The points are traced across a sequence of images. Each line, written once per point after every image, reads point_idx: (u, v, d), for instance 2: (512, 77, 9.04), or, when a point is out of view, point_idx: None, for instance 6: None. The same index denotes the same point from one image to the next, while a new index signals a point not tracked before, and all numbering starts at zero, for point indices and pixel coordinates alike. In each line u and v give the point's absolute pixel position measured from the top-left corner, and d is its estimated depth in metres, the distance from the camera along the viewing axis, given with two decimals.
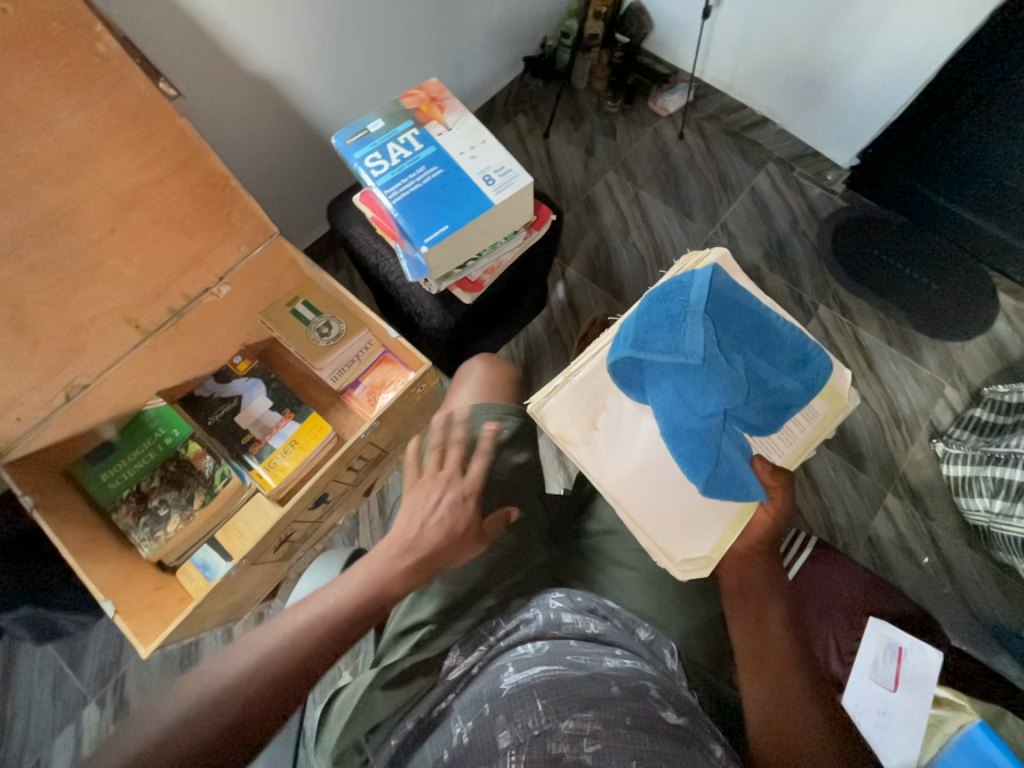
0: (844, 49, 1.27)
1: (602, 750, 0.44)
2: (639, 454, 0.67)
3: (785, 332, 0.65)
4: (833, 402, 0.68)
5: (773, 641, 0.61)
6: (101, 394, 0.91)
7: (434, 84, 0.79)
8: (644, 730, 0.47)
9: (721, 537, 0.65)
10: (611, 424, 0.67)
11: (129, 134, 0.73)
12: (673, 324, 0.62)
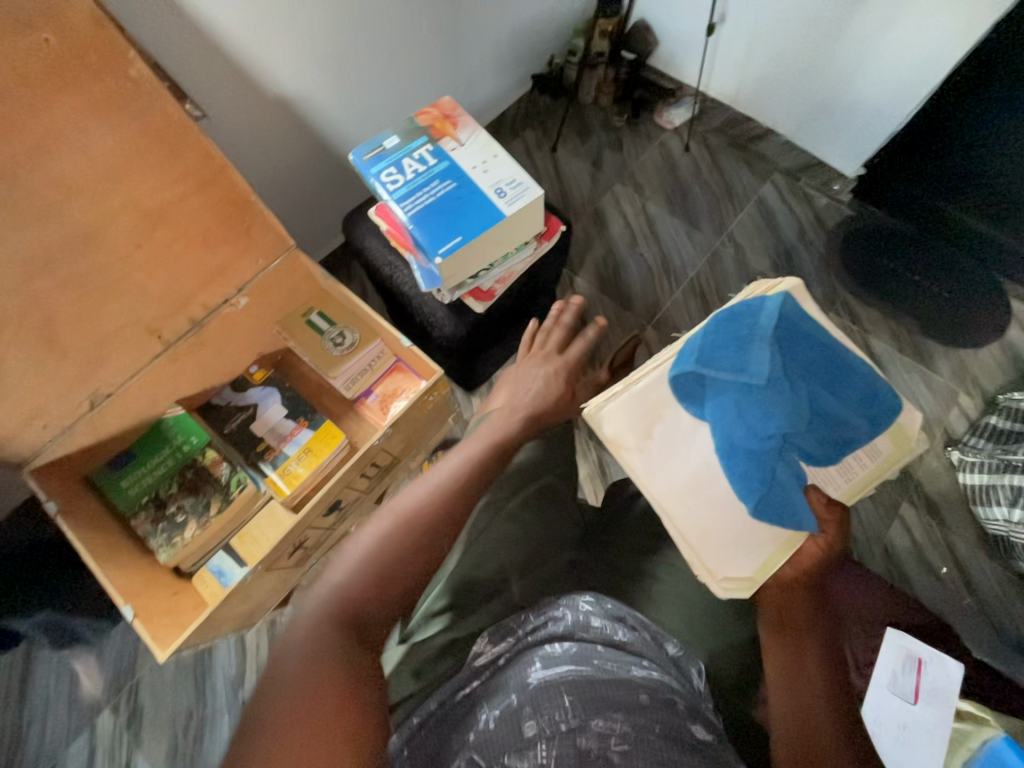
0: (847, 62, 1.29)
1: (629, 751, 0.48)
2: (693, 468, 0.68)
3: (856, 368, 0.65)
4: (899, 442, 0.67)
5: (811, 684, 0.59)
6: (123, 402, 0.93)
7: (447, 102, 0.82)
8: (671, 738, 0.51)
9: (769, 557, 0.67)
10: (670, 438, 0.69)
11: (158, 154, 0.76)
12: (740, 347, 0.64)
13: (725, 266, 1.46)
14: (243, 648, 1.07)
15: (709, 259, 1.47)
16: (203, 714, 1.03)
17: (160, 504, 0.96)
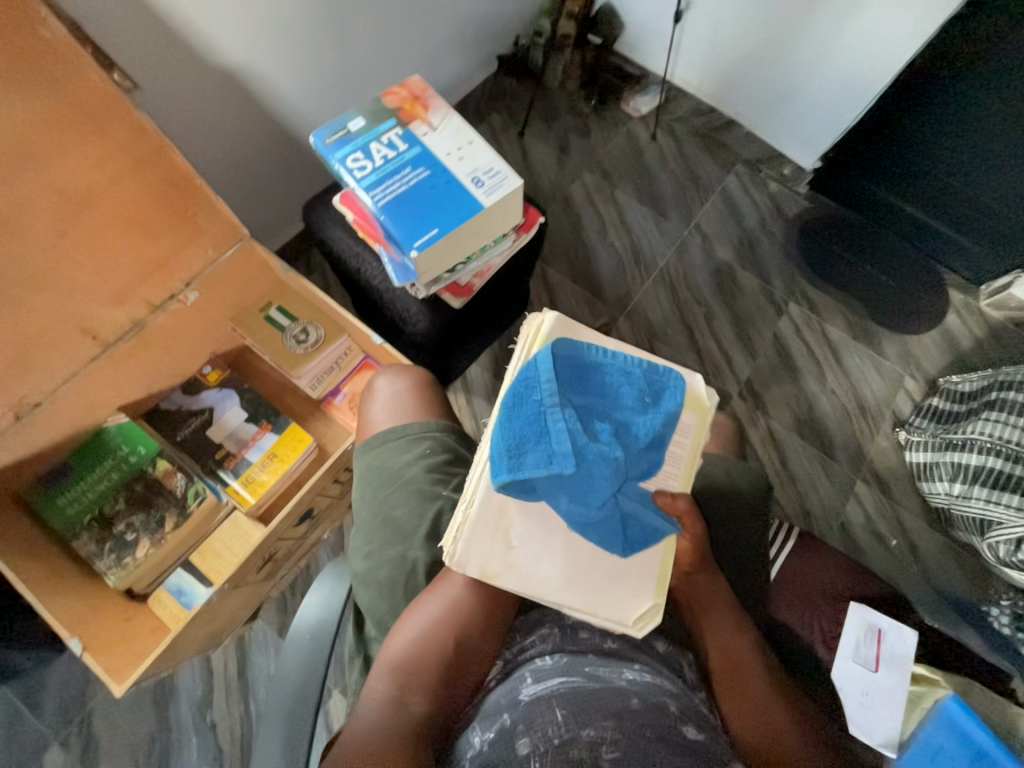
0: (807, 55, 1.32)
1: (621, 757, 0.46)
2: (559, 544, 0.60)
3: (620, 369, 0.62)
4: (696, 406, 0.65)
5: (738, 650, 0.62)
6: (55, 411, 0.83)
7: (416, 81, 0.76)
8: (664, 741, 0.48)
9: (657, 574, 0.61)
10: (524, 532, 0.59)
11: (82, 129, 0.67)
12: (538, 430, 0.57)
13: (692, 255, 1.48)
14: (208, 667, 1.00)
15: (677, 249, 1.49)
16: (167, 740, 0.96)
17: (106, 522, 0.87)
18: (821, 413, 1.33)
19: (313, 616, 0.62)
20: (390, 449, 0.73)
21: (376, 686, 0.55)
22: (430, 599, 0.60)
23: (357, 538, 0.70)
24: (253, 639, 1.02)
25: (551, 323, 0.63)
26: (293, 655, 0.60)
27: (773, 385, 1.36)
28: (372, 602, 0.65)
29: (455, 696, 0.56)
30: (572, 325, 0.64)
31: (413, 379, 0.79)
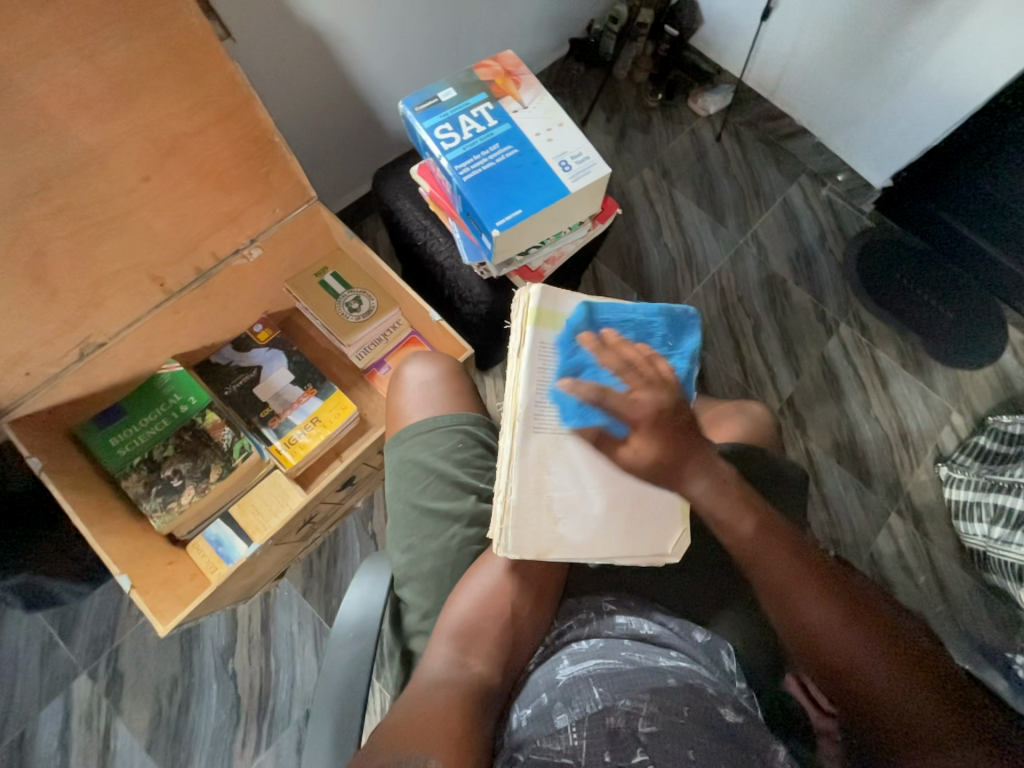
0: (895, 69, 1.26)
1: (658, 732, 0.42)
2: (607, 498, 0.54)
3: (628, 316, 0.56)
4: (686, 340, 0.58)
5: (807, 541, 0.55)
6: (116, 354, 0.85)
7: (509, 56, 0.75)
8: (703, 724, 0.43)
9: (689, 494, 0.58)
10: (568, 500, 0.52)
11: (179, 74, 0.67)
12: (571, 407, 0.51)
13: (745, 264, 1.45)
14: (234, 619, 1.02)
15: (732, 257, 1.45)
16: (189, 683, 0.99)
17: (154, 466, 0.89)
18: (861, 440, 1.31)
19: (355, 618, 0.55)
20: (422, 443, 0.66)
21: (437, 650, 0.52)
22: (484, 570, 0.56)
23: (394, 532, 0.64)
24: (279, 596, 1.04)
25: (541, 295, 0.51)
26: (335, 660, 0.54)
27: (815, 405, 1.34)
28: (418, 597, 0.61)
29: (510, 678, 0.52)
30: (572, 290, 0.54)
31: (444, 366, 0.72)
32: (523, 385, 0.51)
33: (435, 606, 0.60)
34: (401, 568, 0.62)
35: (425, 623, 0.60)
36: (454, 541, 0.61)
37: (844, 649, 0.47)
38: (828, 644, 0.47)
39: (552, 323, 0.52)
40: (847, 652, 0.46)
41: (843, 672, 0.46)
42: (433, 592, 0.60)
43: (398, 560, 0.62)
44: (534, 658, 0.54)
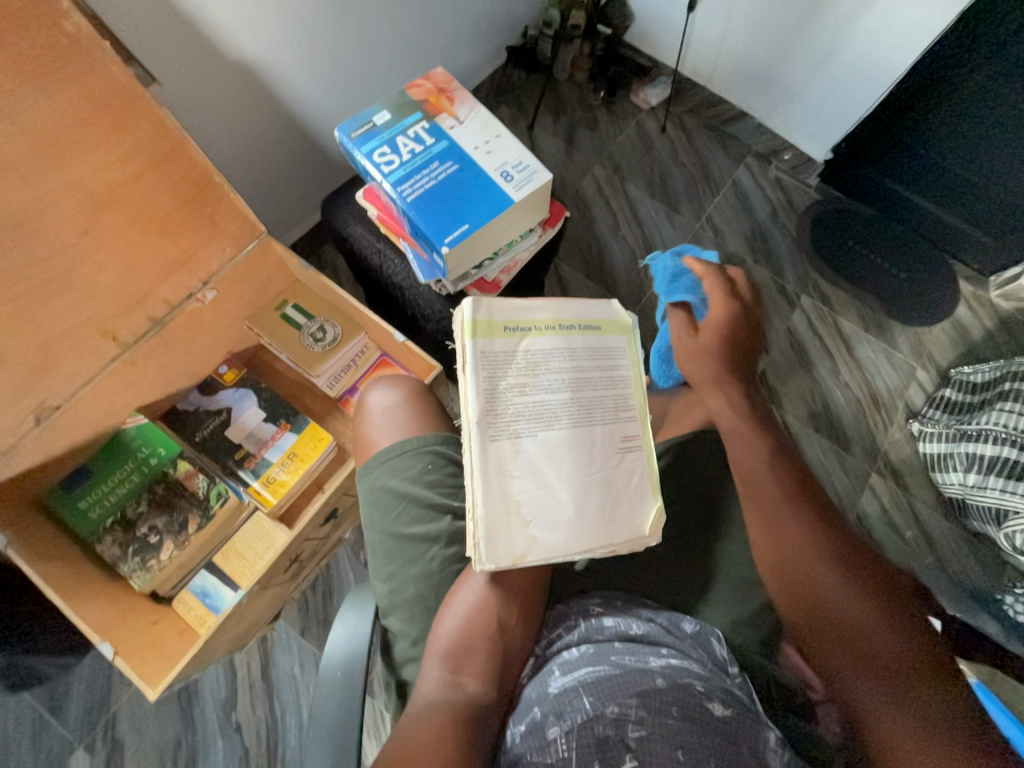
0: (821, 46, 1.31)
1: (647, 737, 0.41)
2: (573, 495, 0.54)
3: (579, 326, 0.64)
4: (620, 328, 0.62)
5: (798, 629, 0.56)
6: (75, 415, 0.82)
7: (440, 74, 0.76)
8: (692, 721, 0.42)
9: (648, 470, 0.59)
10: (534, 502, 0.52)
11: (105, 125, 0.65)
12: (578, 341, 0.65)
13: (704, 249, 1.48)
14: (231, 669, 1.00)
15: (690, 243, 1.48)
16: (192, 742, 0.95)
17: (128, 525, 0.86)
18: (835, 406, 1.34)
19: (342, 654, 0.55)
20: (392, 469, 0.66)
21: (429, 674, 0.52)
22: (466, 586, 0.56)
23: (375, 562, 0.64)
24: (276, 639, 1.02)
25: (475, 306, 0.51)
26: (326, 700, 0.53)
27: (788, 378, 1.37)
28: (406, 625, 0.60)
29: (503, 695, 0.51)
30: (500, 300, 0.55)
31: (408, 388, 0.72)
32: (471, 399, 0.52)
33: (423, 631, 0.59)
34: (386, 597, 0.61)
35: (415, 649, 0.59)
36: (435, 563, 0.61)
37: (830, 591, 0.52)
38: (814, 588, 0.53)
39: (489, 333, 0.53)
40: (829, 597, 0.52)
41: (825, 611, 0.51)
42: (419, 617, 0.59)
43: (381, 587, 0.62)
44: (527, 670, 0.54)
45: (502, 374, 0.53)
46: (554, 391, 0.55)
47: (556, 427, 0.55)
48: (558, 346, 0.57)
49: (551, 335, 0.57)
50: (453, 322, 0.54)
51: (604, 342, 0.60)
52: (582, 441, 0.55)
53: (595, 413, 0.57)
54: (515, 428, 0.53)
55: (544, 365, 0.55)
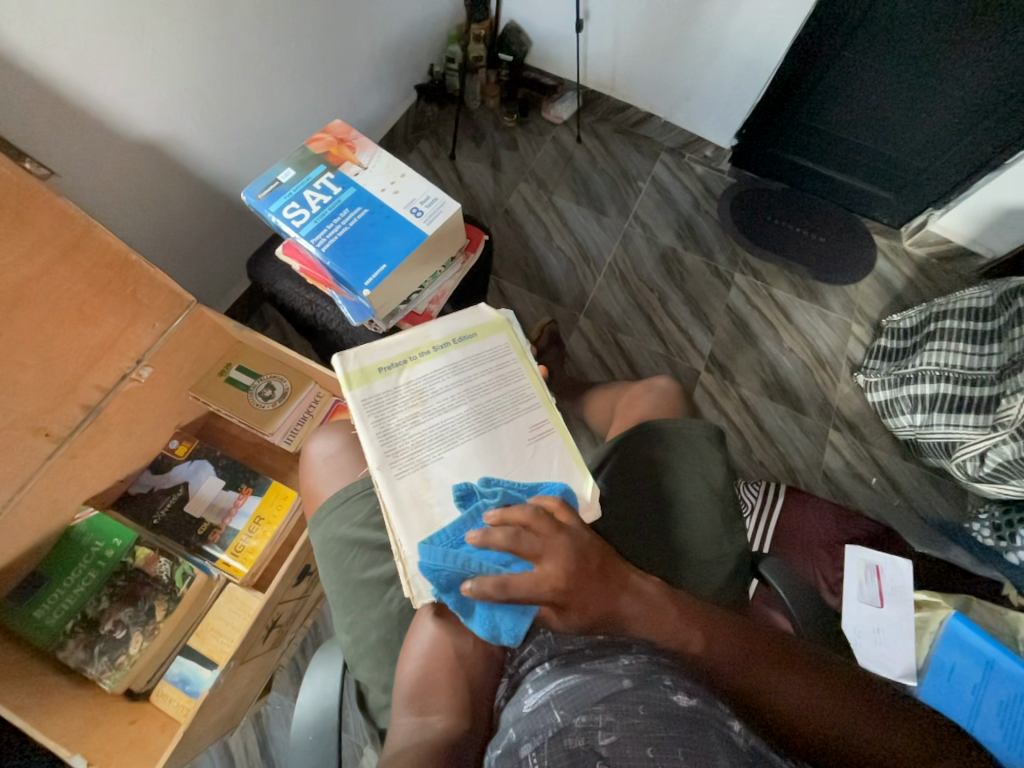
0: (706, 45, 1.39)
1: (617, 741, 0.42)
2: None
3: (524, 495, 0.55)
4: (496, 326, 0.67)
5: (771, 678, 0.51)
6: (17, 520, 0.79)
7: (339, 126, 0.79)
8: (659, 717, 0.43)
9: (568, 450, 0.60)
10: (458, 519, 0.54)
11: (4, 226, 0.64)
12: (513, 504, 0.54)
13: (637, 245, 1.54)
14: (226, 754, 0.95)
15: (622, 243, 1.54)
16: None
17: (91, 624, 0.83)
18: (784, 373, 1.40)
19: (312, 716, 0.54)
20: (339, 517, 0.65)
21: (400, 721, 0.52)
22: (421, 625, 0.56)
23: (336, 614, 0.63)
24: (269, 713, 0.98)
25: (340, 363, 0.58)
26: (301, 766, 0.51)
27: (736, 353, 1.42)
28: (375, 673, 0.59)
29: (478, 722, 0.51)
30: (367, 352, 0.61)
31: (347, 432, 0.72)
32: (368, 444, 0.56)
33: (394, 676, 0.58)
34: (352, 648, 0.60)
35: (389, 696, 0.58)
36: (395, 604, 0.61)
37: (812, 718, 0.50)
38: (811, 725, 0.50)
39: (364, 381, 0.59)
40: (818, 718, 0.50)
41: (822, 741, 0.49)
42: (387, 662, 0.58)
43: (346, 639, 0.61)
44: (501, 691, 0.54)
45: (390, 413, 0.58)
46: (447, 410, 0.60)
47: (459, 442, 0.58)
48: (439, 368, 0.62)
49: (428, 359, 0.62)
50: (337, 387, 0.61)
51: (485, 347, 0.65)
52: (491, 447, 0.58)
53: (496, 416, 0.61)
54: (418, 457, 0.56)
55: (430, 391, 0.60)
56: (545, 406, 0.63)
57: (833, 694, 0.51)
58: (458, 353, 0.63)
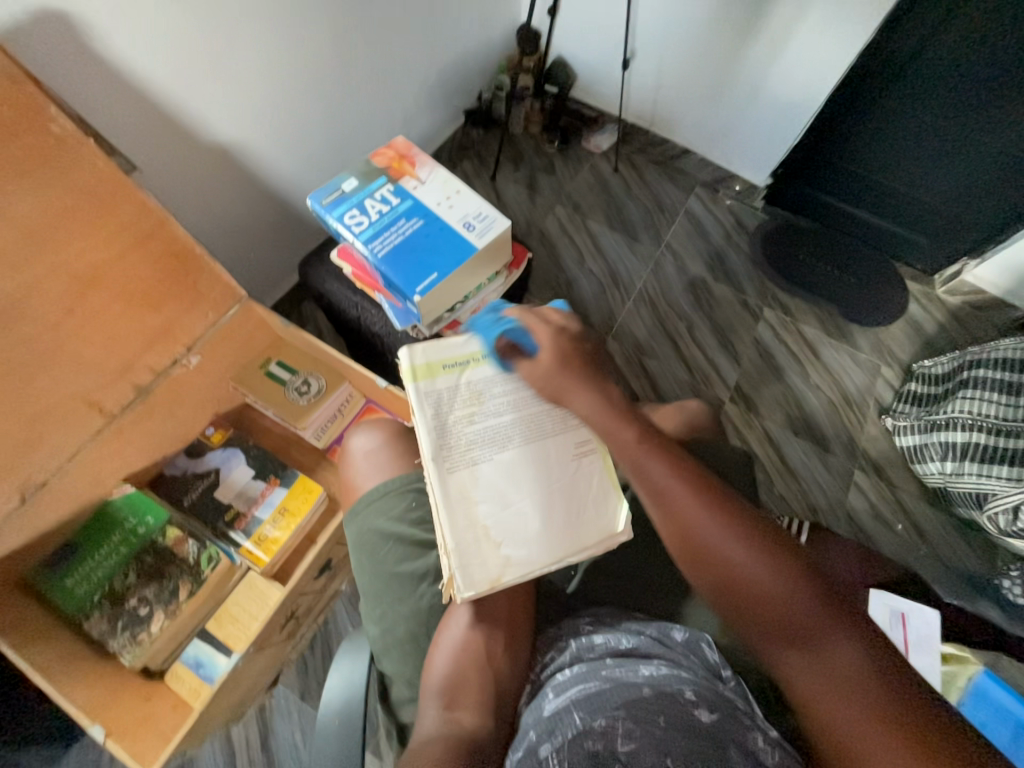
0: (746, 87, 1.44)
1: (637, 749, 0.42)
2: (538, 507, 0.58)
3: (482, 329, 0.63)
4: None
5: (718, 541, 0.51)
6: (62, 489, 0.83)
7: (401, 141, 0.84)
8: (679, 730, 0.44)
9: (608, 471, 0.62)
10: (501, 523, 0.56)
11: (90, 213, 0.69)
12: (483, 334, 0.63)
13: (667, 273, 1.56)
14: (228, 744, 0.95)
15: (653, 270, 1.57)
16: None
17: (117, 598, 0.85)
18: (810, 409, 1.39)
19: (337, 703, 0.55)
20: (376, 510, 0.67)
21: (426, 712, 0.52)
22: (453, 622, 0.58)
23: (365, 605, 0.64)
24: (275, 707, 0.98)
25: (409, 353, 0.59)
26: (323, 750, 0.52)
27: (761, 386, 1.42)
28: (400, 667, 0.60)
29: (502, 724, 0.52)
30: (433, 343, 0.62)
31: (387, 430, 0.74)
32: (425, 437, 0.58)
33: (418, 671, 0.59)
34: (380, 639, 0.61)
35: (412, 691, 0.59)
36: (425, 600, 0.62)
37: (738, 560, 0.50)
38: (727, 573, 0.50)
39: (428, 375, 0.60)
40: (755, 597, 0.49)
41: (737, 590, 0.50)
42: (413, 657, 0.60)
43: (373, 630, 0.62)
44: (523, 698, 0.55)
45: (448, 409, 0.59)
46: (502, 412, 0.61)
47: (510, 446, 0.60)
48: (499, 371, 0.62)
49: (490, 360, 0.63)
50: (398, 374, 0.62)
51: None
52: (538, 456, 0.60)
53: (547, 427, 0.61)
54: (471, 456, 0.58)
55: (487, 392, 0.61)
56: None
57: (772, 555, 0.50)
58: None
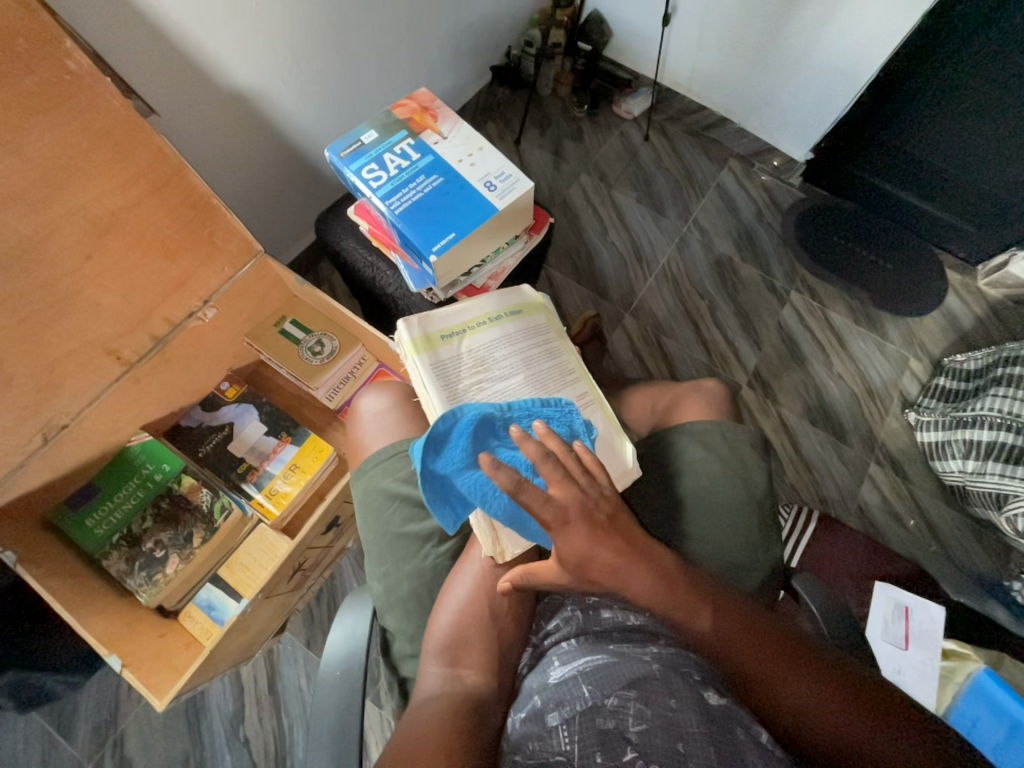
0: (795, 50, 1.34)
1: (647, 730, 0.44)
2: None
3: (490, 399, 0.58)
4: (537, 307, 0.75)
5: (784, 674, 0.49)
6: (81, 433, 0.84)
7: (424, 94, 0.80)
8: (689, 710, 0.45)
9: (608, 418, 0.67)
10: None
11: (108, 156, 0.68)
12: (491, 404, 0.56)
13: (693, 250, 1.50)
14: (238, 683, 1.00)
15: (678, 246, 1.51)
16: (201, 758, 0.96)
17: (134, 540, 0.88)
18: (830, 398, 1.35)
19: (340, 653, 0.56)
20: (383, 471, 0.67)
21: (428, 670, 0.54)
22: (459, 581, 0.58)
23: (370, 562, 0.65)
24: (282, 652, 1.03)
25: (407, 330, 0.64)
26: (326, 696, 0.54)
27: (781, 372, 1.38)
28: (402, 623, 0.62)
29: (502, 684, 0.54)
30: (429, 323, 0.67)
31: (397, 392, 0.74)
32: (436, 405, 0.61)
33: (419, 629, 0.61)
34: (385, 594, 0.63)
35: (414, 647, 0.61)
36: (428, 561, 0.63)
37: (811, 701, 0.48)
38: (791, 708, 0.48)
39: (429, 347, 0.65)
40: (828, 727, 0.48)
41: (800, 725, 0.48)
42: (415, 615, 0.61)
43: (378, 587, 0.63)
44: (525, 659, 0.57)
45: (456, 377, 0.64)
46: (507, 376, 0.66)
47: None
48: (494, 339, 0.69)
49: (485, 329, 0.69)
50: (399, 351, 0.66)
51: (531, 325, 0.72)
52: None
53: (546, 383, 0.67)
54: None
55: (486, 359, 0.67)
56: (583, 378, 0.69)
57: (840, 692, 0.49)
58: (512, 326, 0.71)
